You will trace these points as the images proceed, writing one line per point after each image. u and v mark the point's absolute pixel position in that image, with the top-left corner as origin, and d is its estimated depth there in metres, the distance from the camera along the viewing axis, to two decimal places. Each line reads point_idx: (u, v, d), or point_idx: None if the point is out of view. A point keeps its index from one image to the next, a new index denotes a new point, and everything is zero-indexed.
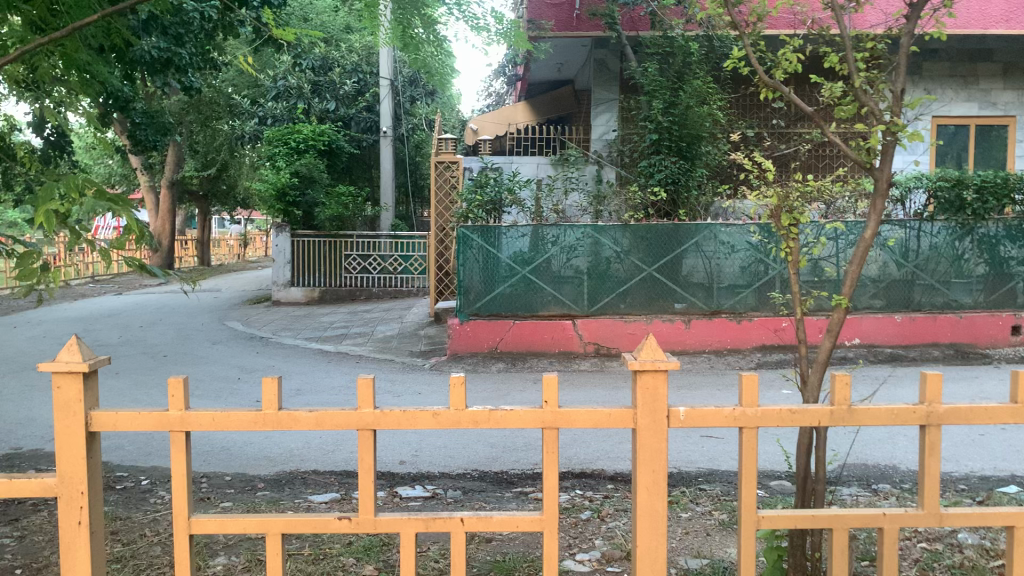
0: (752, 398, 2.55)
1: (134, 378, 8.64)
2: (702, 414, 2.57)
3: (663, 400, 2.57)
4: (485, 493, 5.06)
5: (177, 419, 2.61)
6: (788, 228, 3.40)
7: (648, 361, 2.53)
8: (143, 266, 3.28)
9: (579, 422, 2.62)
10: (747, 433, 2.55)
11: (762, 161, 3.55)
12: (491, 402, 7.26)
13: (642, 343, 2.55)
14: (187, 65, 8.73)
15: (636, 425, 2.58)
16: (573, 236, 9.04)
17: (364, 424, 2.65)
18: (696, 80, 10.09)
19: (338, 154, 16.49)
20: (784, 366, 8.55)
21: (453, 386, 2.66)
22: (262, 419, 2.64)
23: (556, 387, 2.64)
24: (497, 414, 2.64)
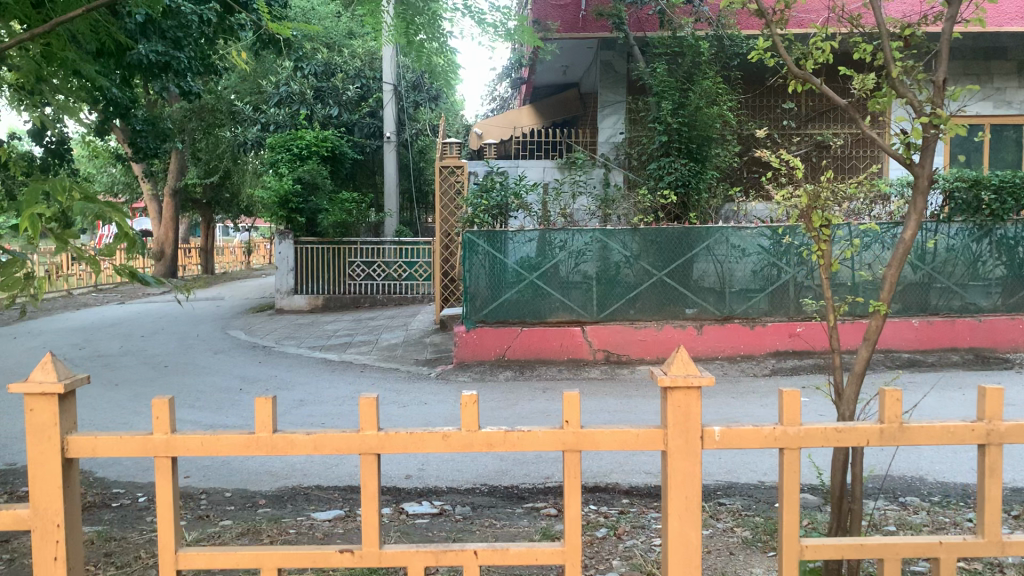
0: (794, 417, 2.38)
1: (134, 389, 8.44)
2: (739, 434, 2.39)
3: (697, 419, 2.38)
4: (495, 509, 4.85)
5: (162, 444, 2.43)
6: (820, 230, 3.21)
7: (681, 378, 2.35)
8: (135, 275, 3.08)
9: (604, 445, 2.44)
10: (789, 455, 2.38)
11: (789, 159, 3.34)
12: (500, 412, 7.05)
13: (673, 359, 2.38)
14: (186, 69, 8.52)
15: (667, 447, 2.41)
16: (582, 240, 8.85)
17: (368, 448, 2.46)
18: (706, 80, 9.89)
19: (342, 160, 16.31)
20: (800, 372, 8.33)
21: (465, 406, 2.47)
22: (255, 442, 2.46)
23: (577, 405, 2.46)
24: (513, 436, 2.47)
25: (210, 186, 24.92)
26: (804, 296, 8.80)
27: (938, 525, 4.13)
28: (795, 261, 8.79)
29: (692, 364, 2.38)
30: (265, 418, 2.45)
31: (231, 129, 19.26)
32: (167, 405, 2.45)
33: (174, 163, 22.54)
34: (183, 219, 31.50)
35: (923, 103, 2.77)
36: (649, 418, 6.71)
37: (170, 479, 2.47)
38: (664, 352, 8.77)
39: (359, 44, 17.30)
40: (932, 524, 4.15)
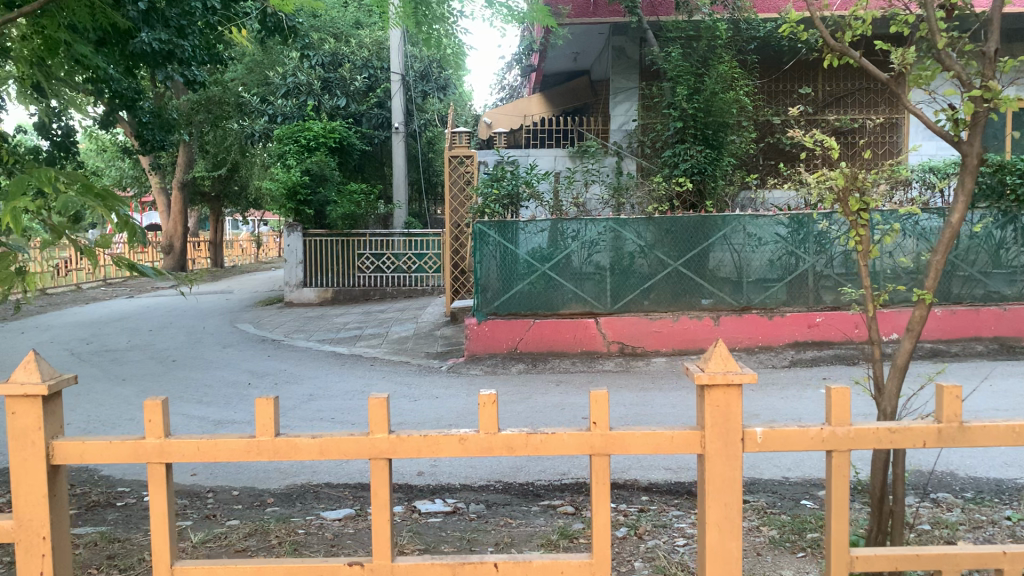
0: (841, 416, 2.24)
1: (141, 384, 8.32)
2: (783, 436, 2.26)
3: (737, 418, 2.25)
4: (510, 507, 4.70)
5: (155, 449, 2.29)
6: (857, 214, 3.05)
7: (722, 375, 2.22)
8: (132, 266, 2.93)
9: (635, 447, 2.30)
10: (837, 457, 2.25)
11: (823, 138, 3.17)
12: (513, 406, 6.89)
13: (712, 354, 2.25)
14: (190, 57, 8.30)
15: (704, 450, 2.27)
16: (595, 230, 8.68)
17: (379, 452, 2.31)
18: (722, 64, 9.69)
19: (350, 152, 16.13)
20: (820, 363, 8.11)
21: (483, 407, 2.32)
22: (256, 446, 2.32)
23: (606, 405, 2.32)
24: (535, 439, 2.32)
25: (219, 179, 24.83)
26: (823, 285, 8.60)
27: (975, 523, 3.94)
28: (813, 249, 8.58)
29: (733, 360, 2.25)
30: (266, 420, 2.31)
31: (239, 121, 19.14)
32: (159, 408, 2.30)
33: (182, 157, 22.42)
34: (192, 212, 31.45)
35: (973, 75, 2.58)
36: (667, 411, 6.54)
37: (164, 486, 2.33)
38: (680, 344, 8.56)
39: (366, 33, 17.13)
40: (967, 521, 3.96)
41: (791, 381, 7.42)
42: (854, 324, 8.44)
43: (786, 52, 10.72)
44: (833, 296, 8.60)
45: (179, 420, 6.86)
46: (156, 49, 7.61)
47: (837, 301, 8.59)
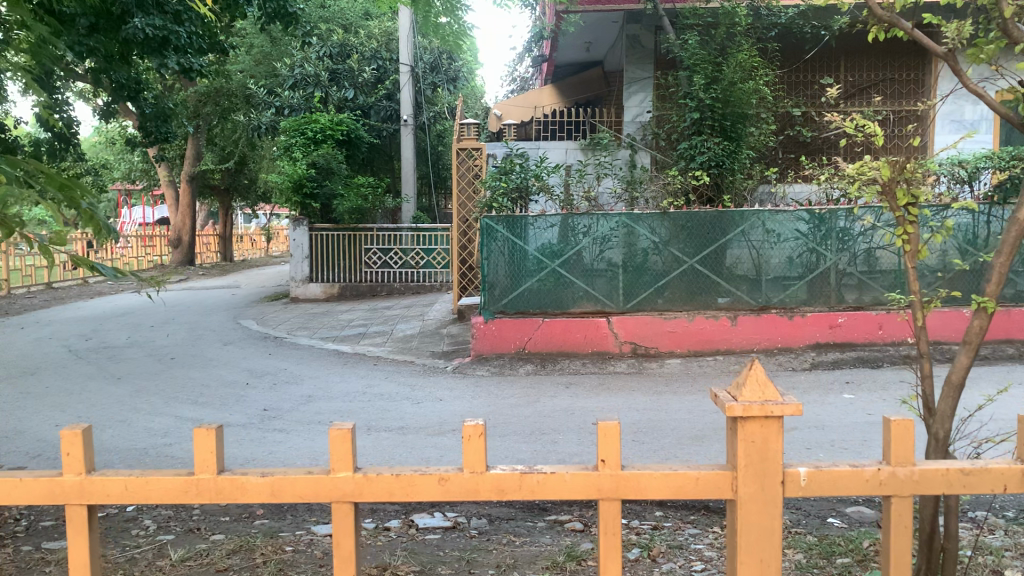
0: (899, 454, 2.09)
1: (137, 382, 8.07)
2: (832, 477, 2.09)
3: (776, 457, 2.08)
4: (515, 522, 4.38)
5: (76, 486, 2.16)
6: (906, 209, 2.70)
7: (759, 407, 2.04)
8: (90, 265, 2.66)
9: (652, 489, 2.14)
10: (891, 499, 2.09)
11: (865, 122, 2.85)
12: (519, 410, 6.56)
13: (746, 379, 2.06)
14: (186, 45, 7.97)
15: (736, 494, 2.10)
16: (607, 225, 8.34)
17: (343, 494, 2.17)
18: (741, 52, 9.29)
19: (358, 144, 15.81)
20: (844, 364, 7.72)
21: (469, 440, 2.16)
22: (194, 485, 2.18)
23: (617, 441, 2.15)
24: (532, 479, 2.16)
25: (228, 172, 24.62)
26: (845, 284, 8.22)
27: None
28: (835, 245, 8.21)
29: (772, 387, 2.07)
30: (208, 454, 2.16)
31: (246, 113, 18.83)
32: (79, 441, 2.15)
33: (189, 149, 22.21)
34: (202, 207, 31.29)
35: None
36: (682, 416, 6.20)
37: (86, 525, 2.19)
38: (695, 344, 8.21)
39: (375, 24, 16.84)
40: (1015, 547, 3.59)
41: (813, 385, 7.06)
42: (878, 324, 8.09)
43: (807, 40, 10.39)
44: (856, 295, 8.21)
45: (172, 423, 6.58)
46: (148, 37, 7.32)
47: (860, 300, 8.20)
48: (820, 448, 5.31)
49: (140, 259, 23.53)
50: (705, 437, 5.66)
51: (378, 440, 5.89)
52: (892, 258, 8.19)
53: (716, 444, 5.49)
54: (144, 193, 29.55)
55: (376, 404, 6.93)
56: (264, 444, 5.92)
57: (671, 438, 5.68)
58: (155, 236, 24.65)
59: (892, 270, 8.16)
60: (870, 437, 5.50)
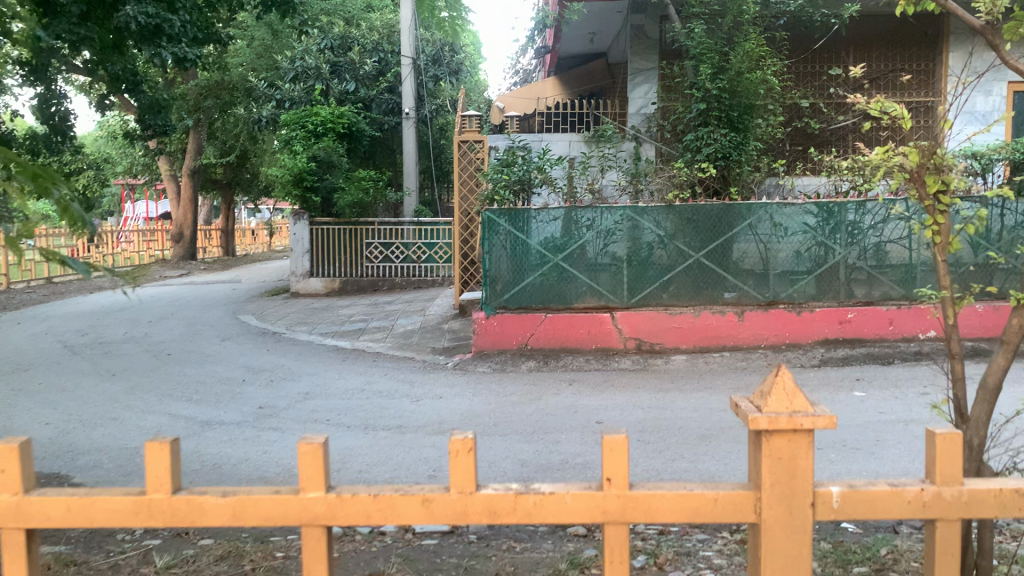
0: (944, 474, 1.95)
1: (131, 379, 7.90)
2: (868, 500, 1.96)
3: (805, 475, 1.95)
4: (516, 526, 4.20)
5: (14, 508, 2.02)
6: (936, 200, 2.60)
7: (787, 420, 1.92)
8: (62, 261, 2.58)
9: (662, 508, 2.01)
10: (934, 522, 1.96)
11: (893, 108, 2.76)
12: (521, 409, 6.38)
13: (771, 388, 1.96)
14: (180, 34, 7.78)
15: (759, 518, 1.98)
16: (611, 219, 8.15)
17: (314, 515, 2.03)
18: (748, 41, 9.08)
19: (359, 138, 15.62)
20: (854, 361, 7.52)
21: (457, 457, 2.03)
22: (147, 506, 2.04)
23: (622, 457, 2.02)
24: (530, 500, 2.03)
25: (230, 167, 24.48)
26: (855, 279, 8.03)
27: None
28: (844, 239, 8.02)
29: (801, 396, 1.95)
30: (162, 471, 2.03)
31: (246, 106, 18.65)
32: (16, 457, 2.01)
33: (190, 143, 22.05)
34: (204, 201, 31.16)
35: None
36: (688, 415, 6.02)
37: (24, 552, 2.06)
38: (702, 339, 8.04)
39: (377, 17, 16.72)
40: None
41: (823, 382, 6.87)
42: (888, 320, 7.91)
43: (816, 30, 10.21)
44: (866, 290, 8.03)
45: (164, 421, 6.41)
46: (140, 25, 7.17)
47: (870, 295, 8.02)
48: (832, 448, 5.13)
49: (141, 254, 23.40)
50: (713, 437, 5.47)
51: (375, 440, 5.71)
52: (901, 252, 8.01)
53: (725, 444, 5.30)
54: (146, 187, 29.46)
55: (374, 402, 6.76)
56: (258, 444, 5.75)
57: (677, 438, 5.49)
58: (156, 230, 24.54)
59: (902, 264, 7.98)
60: (885, 437, 5.31)
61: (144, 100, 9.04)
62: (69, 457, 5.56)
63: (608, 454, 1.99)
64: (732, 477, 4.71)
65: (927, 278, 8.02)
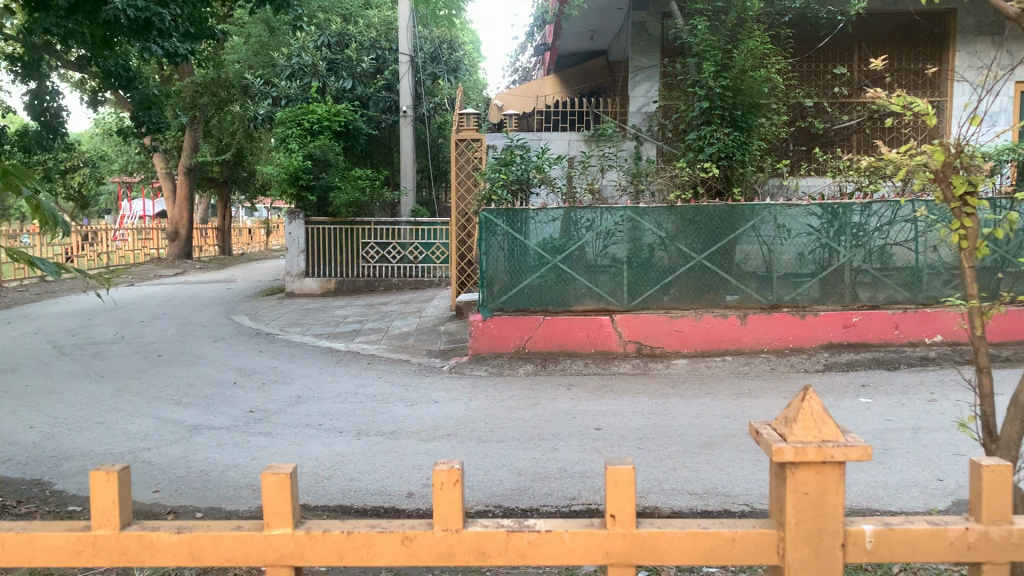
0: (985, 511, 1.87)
1: (119, 381, 7.73)
2: (901, 540, 1.87)
3: (833, 513, 1.86)
4: None
5: None
6: (964, 203, 2.55)
7: (815, 451, 1.84)
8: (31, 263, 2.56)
9: (675, 548, 1.91)
10: (977, 566, 1.86)
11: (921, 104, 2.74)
12: (518, 414, 6.22)
13: (797, 415, 1.88)
14: (172, 28, 7.62)
15: (782, 560, 1.89)
16: (611, 219, 8.01)
17: (280, 554, 1.93)
18: (752, 38, 8.93)
19: (356, 136, 15.46)
20: (859, 366, 7.36)
21: (442, 492, 1.93)
22: (91, 543, 1.95)
23: (627, 494, 1.91)
24: (530, 538, 1.93)
25: (227, 165, 24.33)
26: (859, 282, 7.86)
27: None
28: (849, 241, 7.87)
29: (830, 423, 1.86)
30: (107, 504, 1.92)
31: (242, 104, 18.47)
32: None
33: (186, 141, 21.83)
34: (200, 199, 30.97)
35: None
36: (689, 422, 5.85)
37: None
38: (703, 344, 7.86)
39: (374, 14, 16.54)
40: None
41: (828, 388, 6.71)
42: (894, 324, 7.73)
43: (822, 27, 10.07)
44: (870, 293, 7.85)
45: (152, 425, 6.24)
46: (132, 19, 7.05)
47: (874, 298, 7.84)
48: None
49: (136, 253, 23.23)
50: (715, 444, 5.31)
51: (368, 446, 5.55)
52: (906, 254, 7.84)
53: (728, 453, 5.14)
54: (143, 185, 29.31)
55: (368, 406, 6.60)
56: (247, 449, 5.59)
57: (679, 445, 5.33)
58: (151, 229, 24.35)
59: (908, 267, 7.81)
60: (894, 446, 5.15)
61: (134, 94, 8.91)
62: (52, 462, 5.39)
63: (611, 487, 1.88)
64: (736, 487, 4.54)
65: (931, 280, 7.82)
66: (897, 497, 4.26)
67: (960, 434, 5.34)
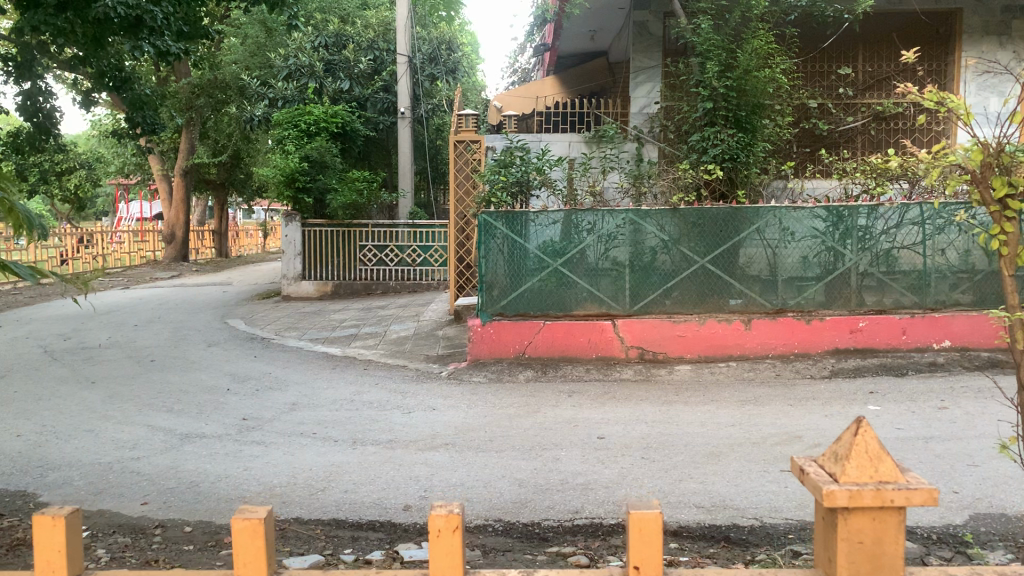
0: None
1: (111, 387, 7.57)
2: None
3: (892, 564, 1.79)
4: (512, 555, 3.87)
5: None
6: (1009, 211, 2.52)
7: (873, 494, 1.78)
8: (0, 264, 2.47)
9: None
10: None
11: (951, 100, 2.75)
12: (519, 422, 6.06)
13: (850, 454, 1.82)
14: (165, 26, 7.43)
15: None
16: (613, 222, 7.87)
17: None
18: (756, 38, 8.79)
19: (354, 138, 15.29)
20: (866, 372, 7.20)
21: (437, 538, 1.86)
22: None
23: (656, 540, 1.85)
24: None
25: (223, 166, 24.15)
26: (865, 286, 7.71)
27: None
28: (855, 244, 7.73)
29: (886, 462, 1.81)
30: (55, 556, 1.87)
31: (239, 105, 18.31)
32: None
33: (182, 143, 21.64)
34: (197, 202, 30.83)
35: None
36: (695, 430, 5.69)
37: None
38: (707, 349, 7.69)
39: (372, 15, 16.34)
40: None
41: (835, 395, 6.54)
42: (901, 329, 7.56)
43: (829, 25, 9.89)
44: (877, 297, 7.70)
45: (142, 433, 6.09)
46: (123, 17, 6.91)
47: (881, 303, 7.69)
48: None
49: (133, 255, 23.09)
50: (722, 454, 5.14)
51: (363, 456, 5.38)
52: (913, 258, 7.70)
53: (734, 463, 4.98)
54: (139, 186, 29.15)
55: (364, 414, 6.44)
56: (239, 459, 5.42)
57: (684, 455, 5.16)
58: (148, 231, 24.20)
59: (914, 271, 7.66)
60: (906, 456, 4.99)
61: (127, 95, 8.72)
62: (37, 472, 5.22)
63: (636, 536, 1.84)
64: (744, 500, 4.38)
65: (937, 284, 7.66)
66: (912, 511, 4.11)
67: (973, 443, 5.19)
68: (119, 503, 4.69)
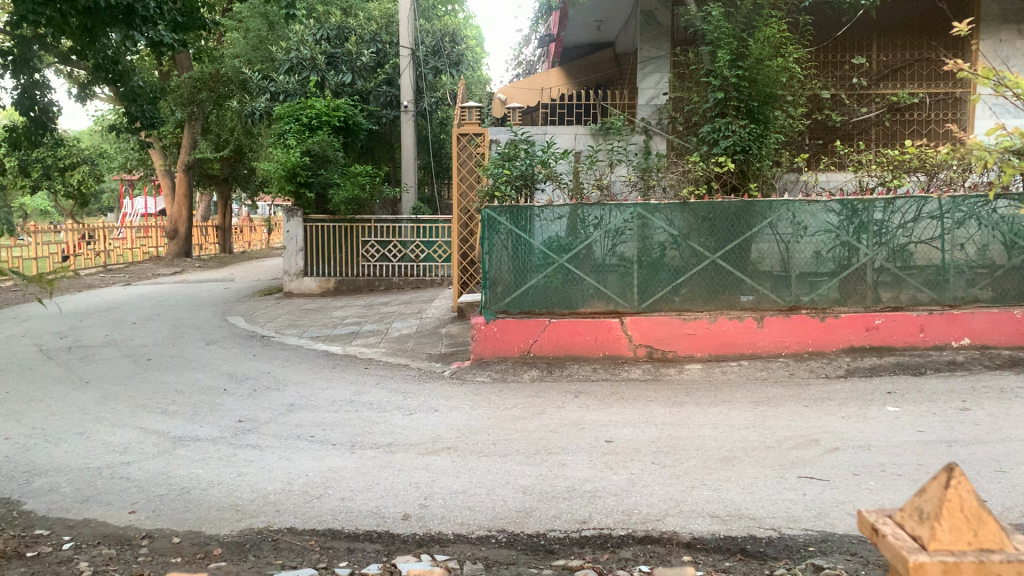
0: None
1: (105, 387, 7.36)
2: None
3: None
4: (515, 569, 3.66)
5: None
6: None
7: (974, 566, 1.68)
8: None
9: None
10: None
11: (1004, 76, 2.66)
12: (523, 425, 5.85)
13: (943, 514, 1.73)
14: (157, 14, 7.21)
15: None
16: (620, 217, 7.64)
17: None
18: (769, 26, 8.56)
19: (356, 132, 15.06)
20: (884, 372, 6.95)
21: None
22: None
23: None
24: None
25: (226, 161, 23.98)
26: (881, 281, 7.46)
27: None
28: (871, 239, 7.48)
29: (986, 526, 1.73)
30: None
31: (241, 99, 18.13)
32: None
33: (184, 138, 21.49)
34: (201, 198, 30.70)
35: None
36: (707, 434, 5.47)
37: None
38: (718, 348, 7.46)
39: (375, 7, 16.12)
40: None
41: (852, 396, 6.30)
42: (919, 327, 7.32)
43: (843, 12, 9.76)
44: (893, 293, 7.46)
45: (134, 436, 5.88)
46: (112, 3, 6.75)
47: (897, 299, 7.45)
48: (870, 475, 4.57)
49: (136, 251, 22.95)
50: (736, 459, 4.92)
51: (362, 460, 5.17)
52: (930, 253, 7.45)
53: (748, 469, 4.76)
54: (142, 182, 29.03)
55: (364, 416, 6.22)
56: (233, 464, 5.21)
57: (697, 460, 4.95)
58: (150, 227, 24.03)
59: (931, 266, 7.41)
60: (930, 461, 4.76)
61: (126, 88, 8.53)
62: (23, 479, 5.01)
63: None
64: (760, 509, 4.16)
65: (955, 279, 7.42)
66: None
67: (1000, 447, 4.95)
68: (105, 511, 4.48)
